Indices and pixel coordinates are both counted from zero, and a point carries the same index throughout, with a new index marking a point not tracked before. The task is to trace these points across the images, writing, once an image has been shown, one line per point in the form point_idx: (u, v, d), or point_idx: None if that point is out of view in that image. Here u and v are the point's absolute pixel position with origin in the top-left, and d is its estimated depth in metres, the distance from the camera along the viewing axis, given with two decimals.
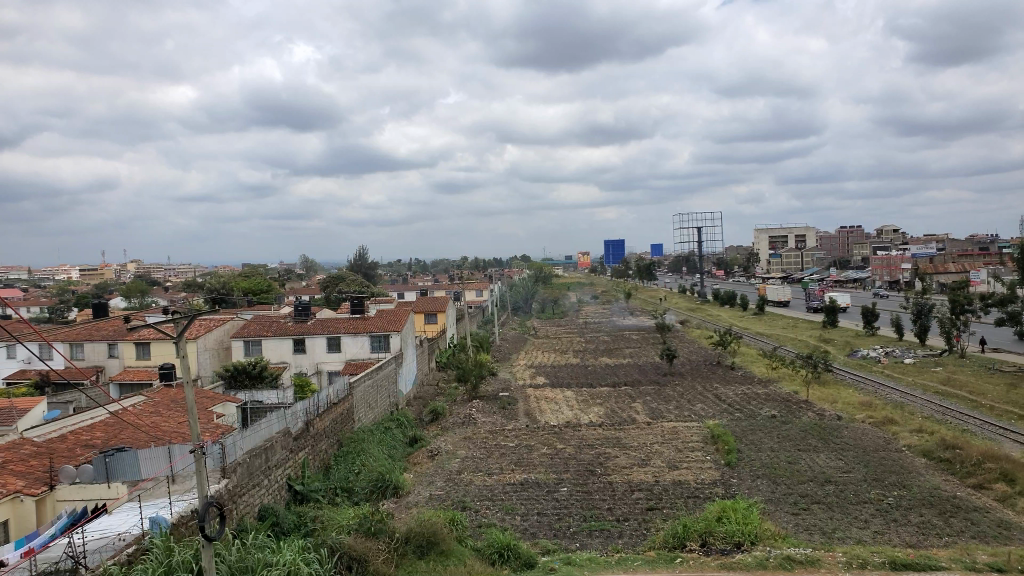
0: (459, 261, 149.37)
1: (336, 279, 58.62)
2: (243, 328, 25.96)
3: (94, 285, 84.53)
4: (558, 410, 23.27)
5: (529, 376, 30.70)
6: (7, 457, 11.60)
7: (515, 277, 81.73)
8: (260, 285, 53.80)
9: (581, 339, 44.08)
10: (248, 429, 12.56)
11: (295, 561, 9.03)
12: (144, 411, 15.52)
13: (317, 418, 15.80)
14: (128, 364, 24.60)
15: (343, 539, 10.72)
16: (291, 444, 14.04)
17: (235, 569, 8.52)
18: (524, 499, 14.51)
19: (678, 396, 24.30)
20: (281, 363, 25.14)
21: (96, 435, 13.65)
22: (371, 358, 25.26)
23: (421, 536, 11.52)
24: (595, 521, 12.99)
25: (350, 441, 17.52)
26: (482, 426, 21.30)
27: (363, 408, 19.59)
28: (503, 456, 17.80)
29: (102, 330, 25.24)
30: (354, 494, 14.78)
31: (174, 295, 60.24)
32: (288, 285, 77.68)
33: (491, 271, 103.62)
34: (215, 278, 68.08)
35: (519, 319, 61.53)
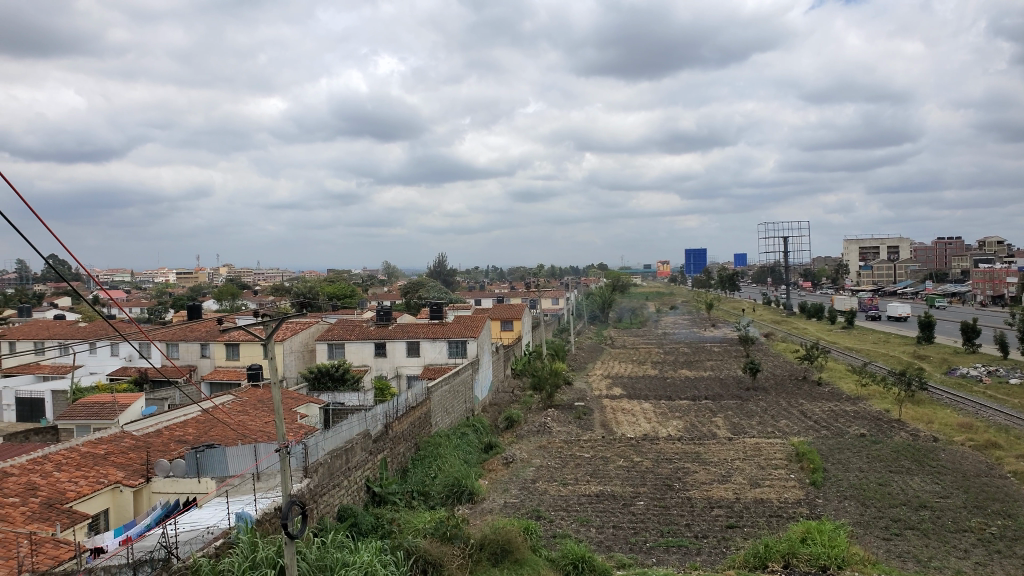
0: (536, 269, 149.86)
1: (416, 285, 59.84)
2: (326, 332, 26.72)
3: (189, 287, 89.16)
4: (635, 422, 22.92)
5: (605, 387, 30.40)
6: (109, 448, 12.36)
7: (593, 286, 81.48)
8: (343, 290, 55.30)
9: (659, 350, 43.46)
10: (329, 430, 12.89)
11: (372, 562, 9.15)
12: (233, 408, 16.16)
13: (396, 421, 16.07)
14: (219, 363, 25.72)
15: (419, 543, 10.83)
16: (370, 446, 14.32)
17: (314, 567, 8.72)
18: (599, 511, 14.35)
19: (761, 412, 23.54)
20: (362, 366, 25.79)
21: (189, 431, 14.28)
22: (448, 364, 25.49)
23: (495, 543, 11.55)
24: (672, 537, 12.71)
25: (427, 445, 17.74)
26: (558, 436, 21.19)
27: (440, 412, 19.81)
28: (579, 467, 17.66)
29: (195, 331, 26.46)
30: (430, 498, 14.94)
31: (263, 299, 62.69)
32: (371, 290, 79.89)
33: (567, 279, 103.57)
34: (300, 283, 70.44)
35: (596, 328, 61.16)
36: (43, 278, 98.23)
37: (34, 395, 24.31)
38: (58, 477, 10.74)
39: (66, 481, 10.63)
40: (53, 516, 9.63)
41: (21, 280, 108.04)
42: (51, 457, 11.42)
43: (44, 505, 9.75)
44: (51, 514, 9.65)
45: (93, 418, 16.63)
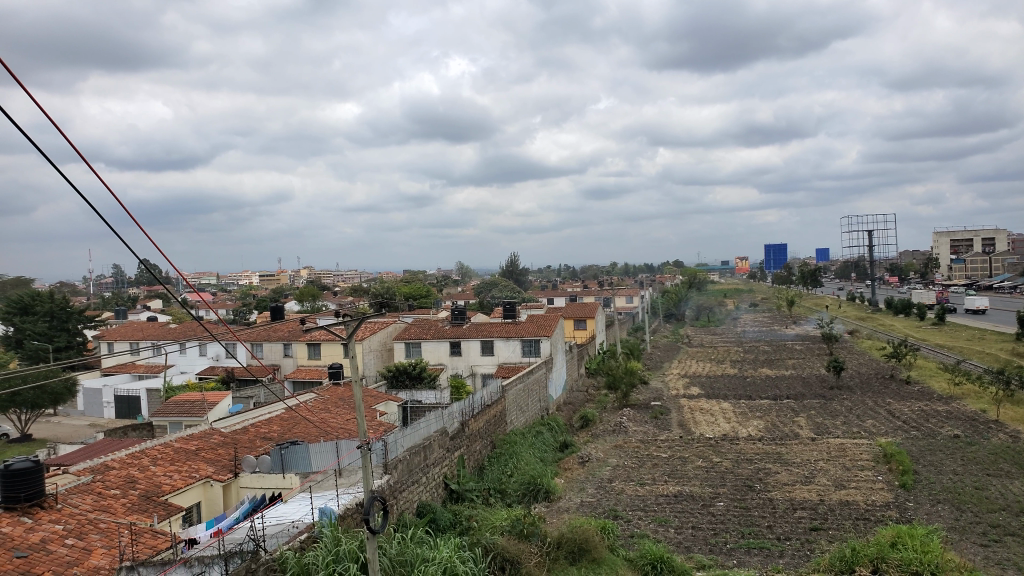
0: (609, 267, 148.86)
1: (489, 285, 60.43)
2: (403, 332, 27.28)
3: (271, 289, 92.45)
4: (714, 422, 22.49)
5: (682, 386, 29.92)
6: (199, 444, 12.91)
7: (668, 283, 80.43)
8: (418, 290, 56.23)
9: (737, 348, 42.52)
10: (408, 428, 13.14)
11: (451, 559, 9.28)
12: (316, 406, 16.65)
13: (472, 419, 16.25)
14: (301, 363, 26.58)
15: (497, 540, 10.92)
16: (447, 443, 14.51)
17: (395, 562, 8.90)
18: (677, 511, 14.15)
19: (846, 411, 22.72)
20: (438, 364, 26.22)
21: (274, 428, 14.80)
22: (523, 363, 25.54)
23: (572, 542, 11.55)
24: (754, 539, 12.42)
25: (503, 443, 17.88)
26: (634, 435, 20.98)
27: (515, 411, 19.93)
28: (656, 467, 17.46)
29: (278, 331, 27.42)
30: (507, 496, 15.04)
31: (342, 300, 64.36)
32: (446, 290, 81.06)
33: (641, 277, 102.62)
34: (379, 284, 72.17)
35: (672, 327, 60.33)
36: (139, 282, 103.28)
37: (131, 393, 25.84)
38: (154, 471, 11.33)
39: (162, 475, 11.20)
40: (151, 507, 10.17)
41: (120, 284, 114.09)
42: (147, 452, 12.05)
43: (142, 498, 10.30)
44: (149, 506, 10.19)
45: (184, 414, 17.39)
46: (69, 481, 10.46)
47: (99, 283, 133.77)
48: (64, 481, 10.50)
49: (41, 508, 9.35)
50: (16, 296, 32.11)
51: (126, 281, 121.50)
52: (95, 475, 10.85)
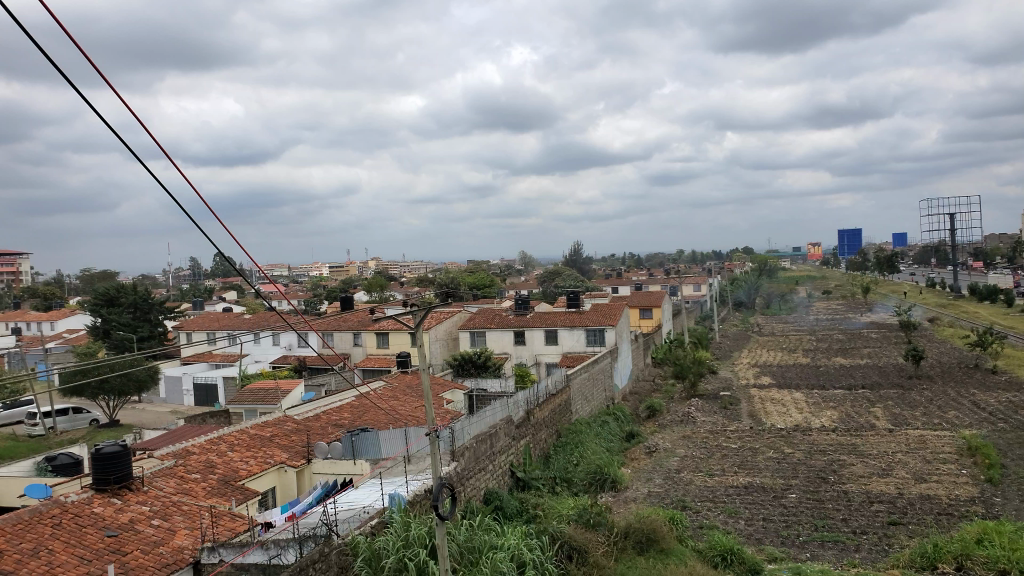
0: (675, 255, 146.73)
1: (553, 274, 60.33)
2: (468, 321, 27.59)
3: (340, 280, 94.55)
4: (785, 412, 21.94)
5: (752, 376, 29.28)
6: (274, 431, 13.30)
7: (736, 271, 78.77)
8: (483, 279, 56.56)
9: (810, 337, 41.33)
10: (474, 415, 13.27)
11: (519, 546, 9.35)
12: (385, 394, 16.97)
13: (537, 408, 16.29)
14: (370, 351, 27.16)
15: (564, 529, 10.94)
16: (513, 431, 14.58)
17: (463, 548, 9.00)
18: (748, 503, 13.87)
19: (926, 402, 21.87)
20: (503, 353, 26.33)
21: (345, 415, 15.12)
22: (587, 352, 25.37)
23: (640, 532, 11.50)
24: (828, 532, 12.09)
25: (568, 432, 17.85)
26: (702, 426, 20.65)
27: (580, 400, 19.90)
28: (725, 458, 17.16)
29: (347, 321, 28.06)
30: (573, 485, 15.01)
31: (408, 290, 65.17)
32: (510, 280, 81.29)
33: (709, 264, 100.73)
34: (444, 274, 72.91)
35: (741, 315, 59.09)
36: (214, 274, 107.07)
37: (209, 380, 26.83)
38: (232, 456, 11.74)
39: (239, 460, 11.60)
40: (229, 491, 10.54)
41: (197, 276, 118.36)
42: (225, 438, 12.49)
43: (221, 482, 10.69)
44: (228, 490, 10.56)
45: (259, 402, 17.95)
46: (154, 465, 10.93)
47: (178, 275, 138.96)
48: (149, 464, 10.98)
49: (129, 490, 9.85)
50: (102, 289, 33.65)
51: (204, 273, 126.19)
52: (178, 459, 11.31)
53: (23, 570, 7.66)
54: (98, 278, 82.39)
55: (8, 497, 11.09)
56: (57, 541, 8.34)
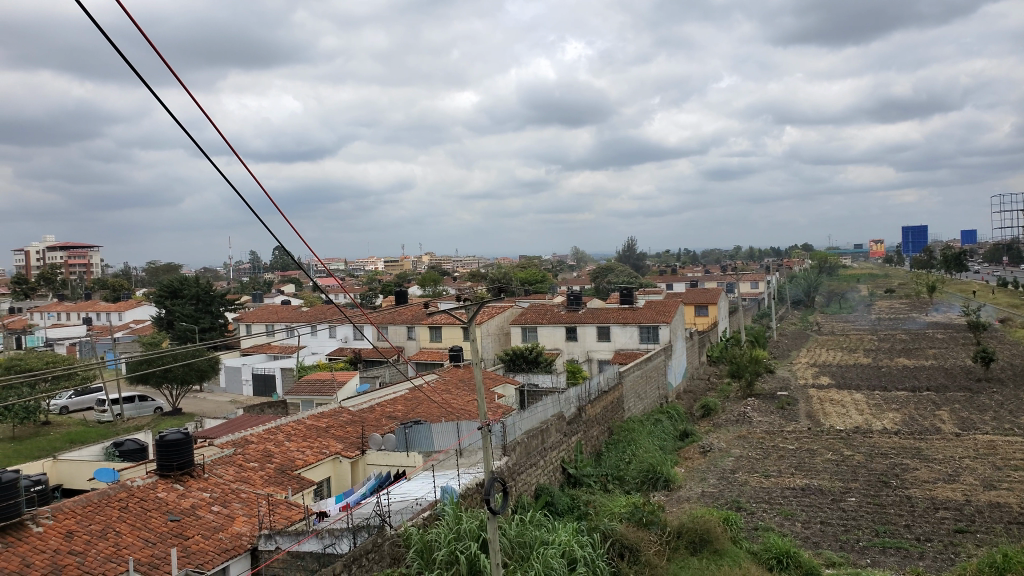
0: (731, 252, 144.45)
1: (607, 270, 60.00)
2: (520, 316, 27.64)
3: (395, 274, 95.76)
4: (845, 413, 21.36)
5: (811, 375, 28.60)
6: (329, 422, 13.54)
7: (795, 268, 76.98)
8: (535, 275, 56.56)
9: (873, 337, 40.11)
10: (526, 410, 13.29)
11: (570, 543, 9.30)
12: (438, 388, 17.09)
13: (590, 405, 16.21)
14: (423, 345, 27.45)
15: (616, 527, 10.84)
16: (565, 428, 14.55)
17: (514, 543, 8.99)
18: (806, 506, 13.53)
19: (996, 406, 21.00)
20: (555, 349, 26.34)
21: (398, 407, 15.27)
22: (640, 349, 25.08)
23: (693, 532, 11.34)
24: (890, 538, 11.71)
25: (621, 430, 17.70)
26: (759, 426, 20.24)
27: (633, 397, 19.72)
28: (782, 459, 16.78)
29: (402, 315, 28.40)
30: (625, 483, 14.87)
31: (461, 285, 65.69)
32: (563, 275, 81.04)
33: (766, 261, 98.69)
34: (497, 270, 73.18)
35: (800, 313, 57.82)
36: (274, 267, 109.68)
37: (267, 371, 27.46)
38: (289, 446, 11.98)
39: (295, 450, 11.84)
40: (286, 480, 10.77)
41: (256, 270, 121.40)
42: (282, 428, 12.76)
43: (279, 471, 10.93)
44: (285, 479, 10.79)
45: (316, 393, 18.29)
46: (214, 453, 11.25)
47: (239, 268, 142.64)
48: (209, 452, 11.30)
49: (191, 476, 10.14)
50: (167, 281, 34.76)
51: (263, 266, 129.33)
52: (237, 448, 11.59)
53: (92, 551, 7.98)
54: (163, 270, 85.31)
55: (78, 480, 11.56)
56: (123, 524, 8.65)
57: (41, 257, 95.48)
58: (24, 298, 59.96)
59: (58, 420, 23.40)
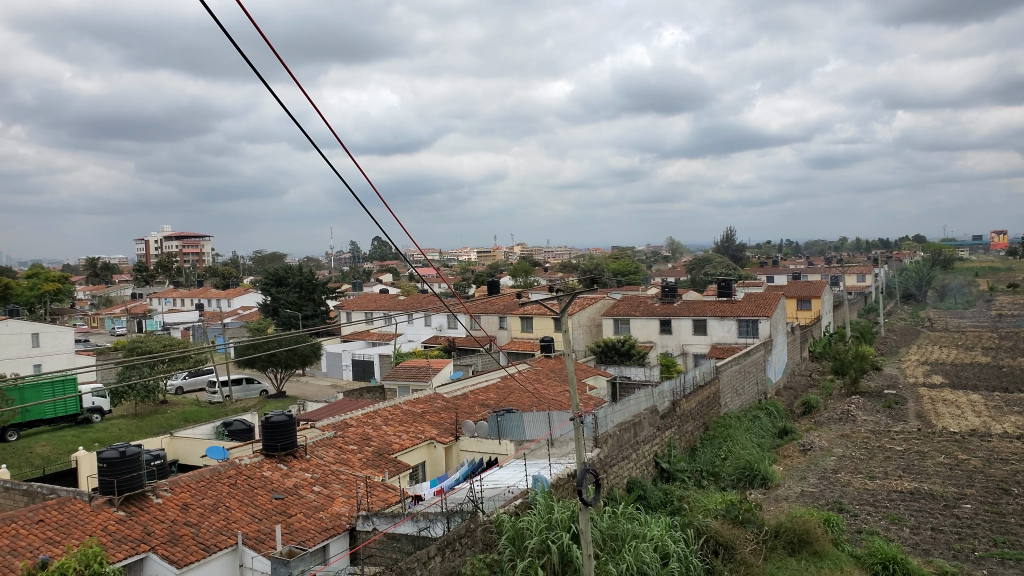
0: (836, 244, 138.59)
1: (703, 261, 58.71)
2: (612, 308, 27.46)
3: (489, 265, 96.87)
4: (960, 415, 20.12)
5: (922, 374, 27.10)
6: (425, 407, 13.85)
7: (907, 261, 72.94)
8: (628, 266, 55.92)
9: (993, 334, 37.55)
10: (618, 403, 13.20)
11: (663, 538, 9.18)
12: (530, 377, 17.19)
13: (684, 399, 15.93)
14: (515, 335, 27.70)
15: (710, 523, 10.60)
16: (658, 422, 14.35)
17: (605, 536, 8.94)
18: (914, 510, 12.86)
19: None
20: (648, 342, 26.03)
21: (491, 395, 15.47)
22: (738, 344, 24.41)
23: (792, 532, 11.00)
24: (1010, 549, 10.97)
25: (717, 426, 17.32)
26: (863, 425, 19.34)
27: (730, 393, 19.24)
28: (889, 461, 15.99)
29: (494, 305, 28.73)
30: (721, 479, 14.53)
31: (554, 275, 65.66)
32: (658, 266, 79.73)
33: (876, 253, 94.02)
34: (590, 261, 72.80)
35: (911, 308, 54.85)
36: (372, 257, 113.28)
37: (366, 357, 28.38)
38: (386, 430, 12.34)
39: (392, 434, 12.17)
40: (383, 463, 11.08)
41: (355, 259, 125.40)
42: (380, 412, 13.15)
43: (376, 454, 11.26)
44: (382, 462, 11.10)
45: (412, 379, 18.77)
46: (316, 435, 11.70)
47: (338, 258, 147.44)
48: (312, 434, 11.77)
49: (294, 457, 10.59)
50: (273, 270, 36.37)
51: (362, 256, 133.46)
52: (337, 430, 12.02)
53: (205, 523, 8.47)
54: (268, 259, 89.45)
55: (192, 456, 12.27)
56: (233, 499, 9.12)
57: (158, 246, 101.67)
58: (144, 285, 64.02)
59: (174, 400, 24.93)
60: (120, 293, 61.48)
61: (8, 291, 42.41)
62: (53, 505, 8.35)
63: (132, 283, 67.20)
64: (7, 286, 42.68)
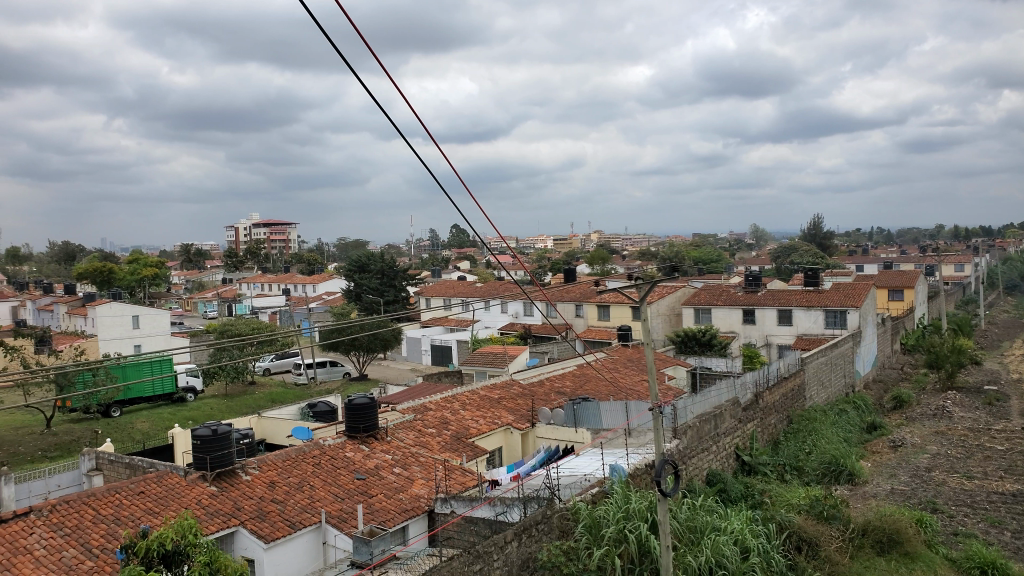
0: (932, 232, 131.91)
1: (788, 249, 56.88)
2: (693, 296, 26.96)
3: (566, 252, 96.64)
4: None
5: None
6: (501, 393, 13.93)
7: (1014, 249, 68.57)
8: (710, 254, 54.72)
9: None
10: (698, 394, 12.98)
11: (743, 532, 8.97)
12: (607, 366, 17.06)
13: (767, 392, 15.51)
14: (592, 323, 27.57)
15: (794, 518, 10.30)
16: (740, 414, 14.01)
17: (684, 528, 8.79)
18: (1016, 514, 12.17)
19: None
20: (730, 332, 25.45)
21: (567, 383, 15.45)
22: (825, 335, 23.58)
23: (881, 531, 10.59)
24: None
25: (801, 419, 16.78)
26: (960, 423, 18.39)
27: (816, 385, 18.64)
28: (988, 460, 15.17)
29: (571, 293, 28.67)
30: (805, 474, 14.07)
31: (633, 263, 64.90)
32: (741, 254, 77.64)
33: (977, 242, 88.89)
34: (670, 248, 71.48)
35: (1015, 300, 51.67)
36: (450, 244, 114.80)
37: (444, 342, 28.80)
38: (464, 415, 12.48)
39: (469, 419, 12.31)
40: (461, 447, 11.21)
41: (435, 246, 127.18)
42: (458, 397, 13.31)
43: (454, 438, 11.39)
44: (460, 446, 11.24)
45: (488, 365, 18.93)
46: (396, 418, 11.95)
47: (417, 245, 150.14)
48: (392, 417, 12.01)
49: (375, 439, 10.84)
50: (356, 257, 37.28)
51: (441, 243, 135.43)
52: (417, 414, 12.25)
53: (291, 500, 8.77)
54: (351, 246, 91.79)
55: (279, 436, 12.72)
56: (317, 478, 9.41)
57: (247, 233, 105.72)
58: (234, 270, 66.70)
59: (262, 381, 25.94)
60: (212, 279, 64.34)
61: (110, 275, 44.98)
62: (152, 478, 8.82)
63: (224, 268, 70.11)
64: (110, 270, 45.27)
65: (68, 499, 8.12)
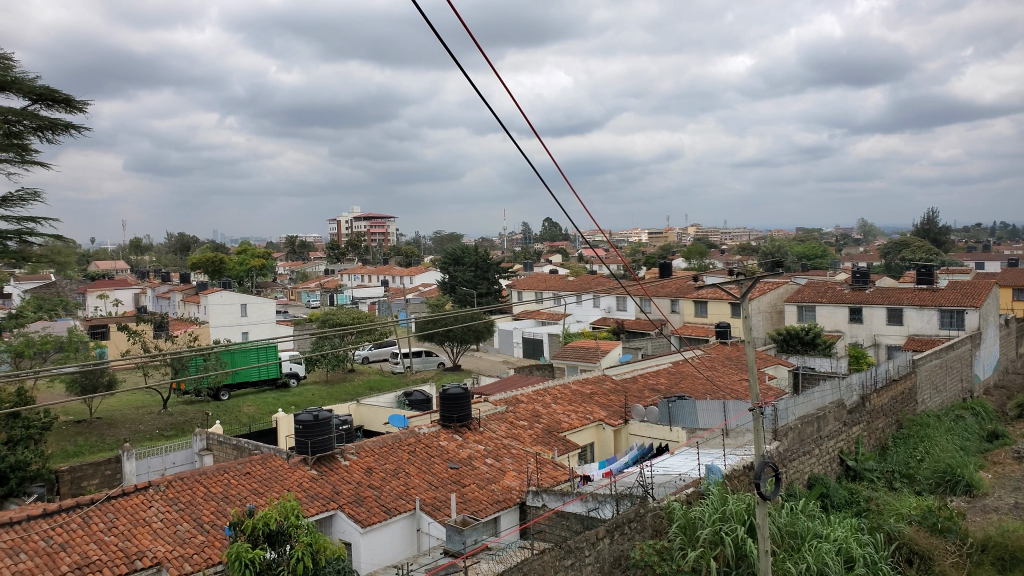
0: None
1: (901, 245, 53.78)
2: (796, 293, 25.91)
3: (662, 246, 94.77)
4: None
5: None
6: (593, 388, 13.79)
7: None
8: (814, 250, 52.40)
9: None
10: (800, 395, 12.45)
11: (848, 541, 8.52)
12: (704, 363, 16.63)
13: (875, 394, 14.73)
14: (688, 319, 26.96)
15: (904, 529, 9.72)
16: (845, 417, 13.36)
17: (784, 533, 8.42)
18: None
19: None
20: (835, 331, 24.33)
21: (661, 380, 15.16)
22: (940, 336, 22.19)
23: (1004, 548, 9.86)
24: None
25: (911, 424, 15.83)
26: None
27: (929, 389, 17.57)
28: None
29: (666, 288, 28.13)
30: (916, 482, 13.27)
31: (732, 258, 62.90)
32: (849, 249, 73.94)
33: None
34: (773, 243, 68.92)
35: None
36: (544, 237, 114.65)
37: (535, 335, 28.82)
38: (556, 409, 12.43)
39: (561, 413, 12.25)
40: (553, 441, 11.16)
41: (528, 240, 127.39)
42: (550, 390, 13.27)
43: (546, 432, 11.36)
44: (551, 440, 11.19)
45: (580, 359, 18.81)
46: (489, 409, 12.01)
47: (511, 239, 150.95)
48: (485, 408, 12.10)
49: (468, 429, 10.92)
50: (451, 249, 37.82)
51: (534, 237, 135.58)
52: (509, 405, 12.29)
53: (386, 487, 8.94)
54: (447, 239, 93.08)
55: (375, 423, 13.04)
56: (411, 466, 9.57)
57: (348, 226, 109.00)
58: (335, 262, 68.93)
59: (360, 369, 26.70)
60: (315, 269, 66.77)
61: (222, 265, 47.38)
62: (257, 459, 9.20)
63: (326, 259, 72.56)
64: (221, 261, 47.64)
65: (183, 475, 8.57)
